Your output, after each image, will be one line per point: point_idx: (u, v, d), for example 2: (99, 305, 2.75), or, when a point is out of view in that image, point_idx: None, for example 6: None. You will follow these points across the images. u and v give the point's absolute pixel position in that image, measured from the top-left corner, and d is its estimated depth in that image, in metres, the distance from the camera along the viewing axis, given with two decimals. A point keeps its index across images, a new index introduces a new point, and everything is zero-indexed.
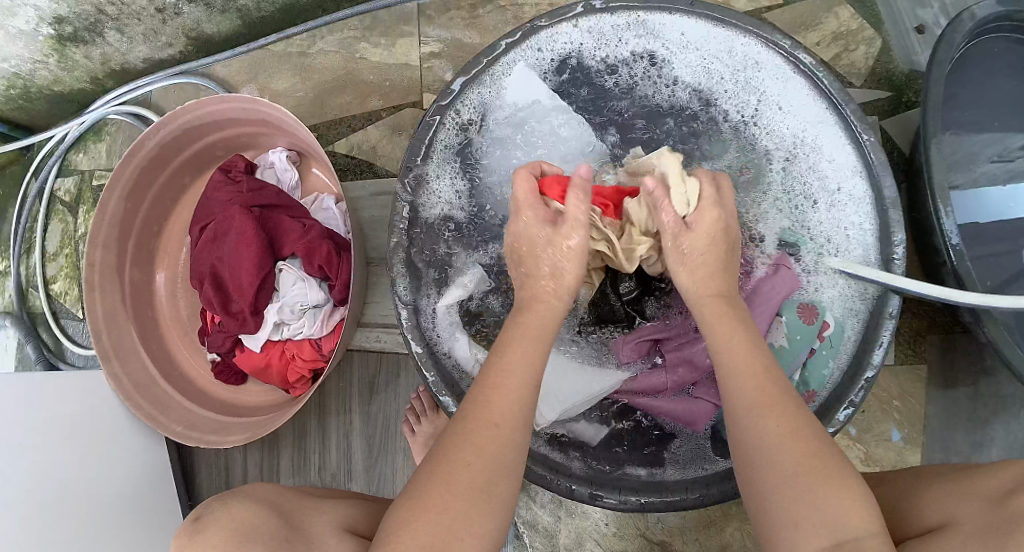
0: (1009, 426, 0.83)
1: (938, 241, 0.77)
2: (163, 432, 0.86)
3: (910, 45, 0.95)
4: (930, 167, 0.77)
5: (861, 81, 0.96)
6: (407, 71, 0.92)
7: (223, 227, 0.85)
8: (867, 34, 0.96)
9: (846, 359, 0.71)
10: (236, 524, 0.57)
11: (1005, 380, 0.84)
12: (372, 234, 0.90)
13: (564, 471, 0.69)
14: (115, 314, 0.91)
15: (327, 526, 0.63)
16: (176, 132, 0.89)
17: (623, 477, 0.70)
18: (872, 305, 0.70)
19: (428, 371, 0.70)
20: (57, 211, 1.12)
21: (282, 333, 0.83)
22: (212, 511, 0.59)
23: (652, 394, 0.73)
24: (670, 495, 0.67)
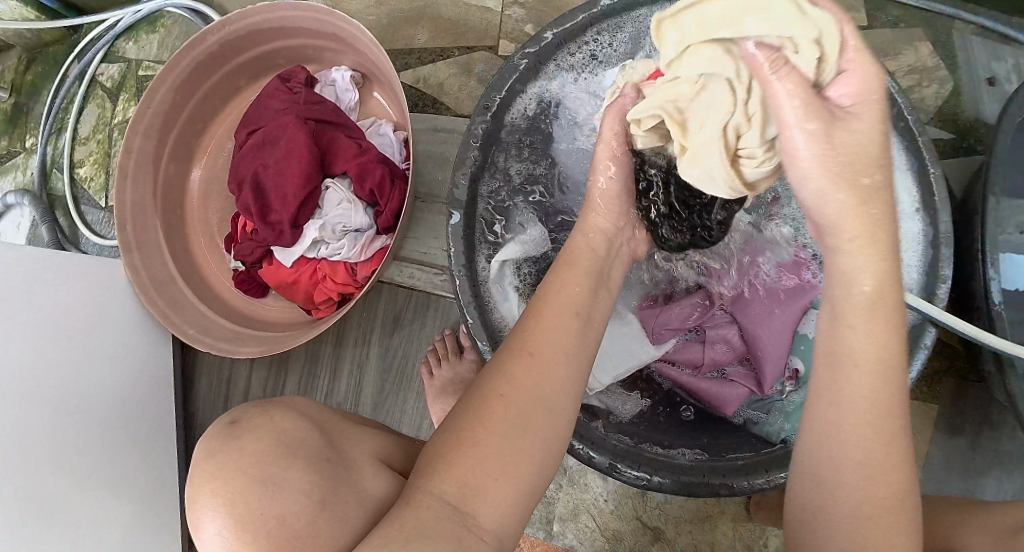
0: (1002, 481, 0.84)
1: (979, 290, 0.75)
2: (175, 332, 0.84)
3: (979, 95, 0.90)
4: (986, 222, 0.74)
5: (928, 118, 0.91)
6: (486, 14, 0.90)
7: (275, 135, 0.83)
8: (941, 74, 0.91)
9: None
10: (277, 432, 0.48)
11: (1008, 435, 0.85)
12: (425, 168, 0.89)
13: (586, 435, 0.67)
14: (144, 205, 0.89)
15: (364, 453, 0.55)
16: (240, 32, 0.87)
17: (642, 450, 0.68)
18: (910, 334, 0.68)
19: (469, 313, 0.68)
20: (96, 95, 1.09)
21: (317, 252, 0.81)
22: (253, 416, 0.49)
23: (688, 369, 0.76)
24: (686, 476, 0.65)
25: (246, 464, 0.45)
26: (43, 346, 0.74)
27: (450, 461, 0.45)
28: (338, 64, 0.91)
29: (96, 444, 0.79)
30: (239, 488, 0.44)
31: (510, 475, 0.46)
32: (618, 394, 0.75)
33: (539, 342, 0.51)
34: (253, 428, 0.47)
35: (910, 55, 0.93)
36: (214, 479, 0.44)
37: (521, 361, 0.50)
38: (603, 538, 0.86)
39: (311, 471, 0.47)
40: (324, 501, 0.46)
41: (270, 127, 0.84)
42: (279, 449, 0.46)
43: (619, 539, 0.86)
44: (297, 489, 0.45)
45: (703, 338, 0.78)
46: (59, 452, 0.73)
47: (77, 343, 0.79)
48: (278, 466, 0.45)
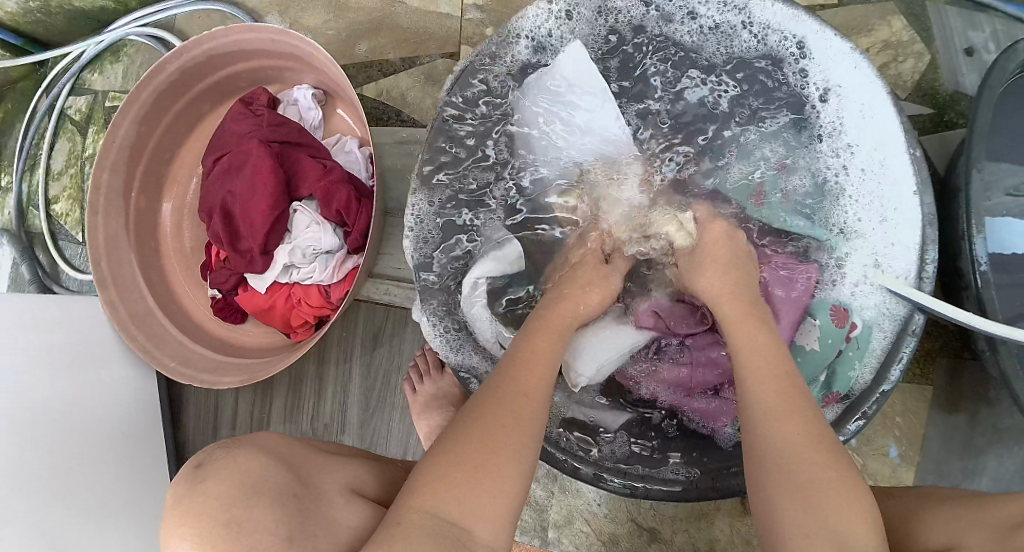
0: (1003, 458, 0.83)
1: (967, 266, 0.74)
2: (156, 366, 0.84)
3: (957, 66, 0.87)
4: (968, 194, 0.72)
5: (905, 94, 0.89)
6: (446, 20, 0.89)
7: (239, 160, 0.82)
8: (917, 47, 0.89)
9: (874, 364, 0.67)
10: (242, 473, 0.48)
11: (1005, 412, 0.84)
12: (394, 182, 0.88)
13: (569, 450, 0.68)
14: (117, 240, 0.88)
15: (334, 484, 0.57)
16: (198, 58, 0.86)
17: (626, 462, 0.68)
18: (900, 326, 0.67)
19: (437, 326, 0.72)
20: (66, 129, 1.09)
21: (290, 276, 0.81)
22: (216, 458, 0.49)
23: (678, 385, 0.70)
24: (671, 484, 0.66)
25: (212, 507, 0.45)
26: (26, 390, 0.74)
27: (443, 479, 0.47)
28: (299, 82, 0.90)
29: (89, 484, 0.79)
30: (204, 531, 0.44)
31: (499, 497, 0.47)
32: (601, 408, 0.72)
33: (530, 377, 0.54)
34: (217, 471, 0.47)
35: (884, 30, 0.90)
36: (178, 525, 0.45)
37: (522, 396, 0.53)
38: (599, 542, 0.85)
39: (277, 507, 0.48)
40: (291, 538, 0.47)
41: (234, 153, 0.83)
42: (244, 489, 0.46)
43: (615, 541, 0.85)
44: (264, 528, 0.45)
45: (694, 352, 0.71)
46: (52, 496, 0.74)
47: (61, 383, 0.79)
48: (244, 504, 0.45)
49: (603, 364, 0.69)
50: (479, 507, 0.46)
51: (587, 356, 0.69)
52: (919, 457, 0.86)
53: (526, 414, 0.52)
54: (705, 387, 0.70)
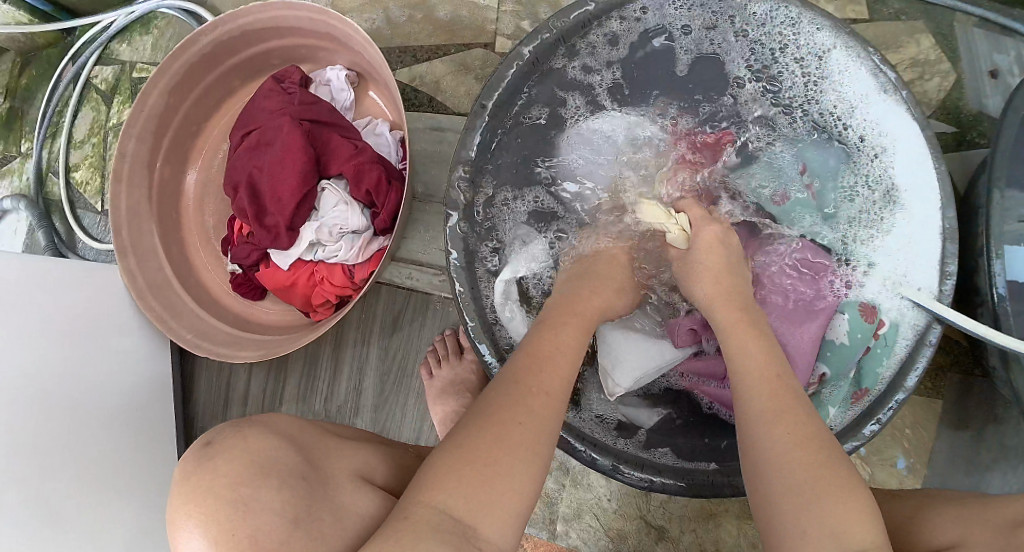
0: (1007, 476, 0.81)
1: (985, 285, 0.73)
2: (173, 337, 0.83)
3: (981, 88, 0.87)
4: (989, 214, 0.71)
5: (928, 112, 0.89)
6: (483, 12, 0.89)
7: (269, 137, 0.82)
8: (944, 67, 0.89)
9: (902, 358, 0.64)
10: (252, 453, 0.45)
11: (1014, 431, 0.82)
12: (421, 168, 0.88)
13: (588, 439, 0.65)
14: (139, 209, 0.88)
15: (344, 468, 0.54)
16: (234, 32, 0.86)
17: (647, 454, 0.66)
18: (919, 337, 0.64)
19: (469, 316, 0.67)
20: (91, 98, 1.08)
21: (314, 254, 0.81)
22: (225, 434, 0.47)
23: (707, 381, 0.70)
24: (691, 480, 0.63)
25: (218, 483, 0.43)
26: (40, 351, 0.73)
27: (455, 478, 0.43)
28: (333, 63, 0.90)
29: (99, 447, 0.78)
30: (211, 509, 0.42)
31: (514, 491, 0.44)
32: (636, 405, 0.72)
33: (541, 380, 0.50)
34: (226, 449, 0.45)
35: (912, 48, 0.91)
36: (191, 499, 0.43)
37: (532, 397, 0.49)
38: (607, 538, 0.85)
39: (287, 488, 0.46)
40: (297, 519, 0.45)
41: (265, 129, 0.83)
42: (253, 469, 0.44)
43: (623, 538, 0.85)
44: (270, 509, 0.44)
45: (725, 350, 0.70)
46: (60, 456, 0.73)
47: (75, 347, 0.78)
48: (252, 485, 0.44)
49: (640, 374, 0.68)
50: (495, 501, 0.43)
51: (624, 366, 0.68)
52: (927, 470, 0.86)
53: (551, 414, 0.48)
54: None
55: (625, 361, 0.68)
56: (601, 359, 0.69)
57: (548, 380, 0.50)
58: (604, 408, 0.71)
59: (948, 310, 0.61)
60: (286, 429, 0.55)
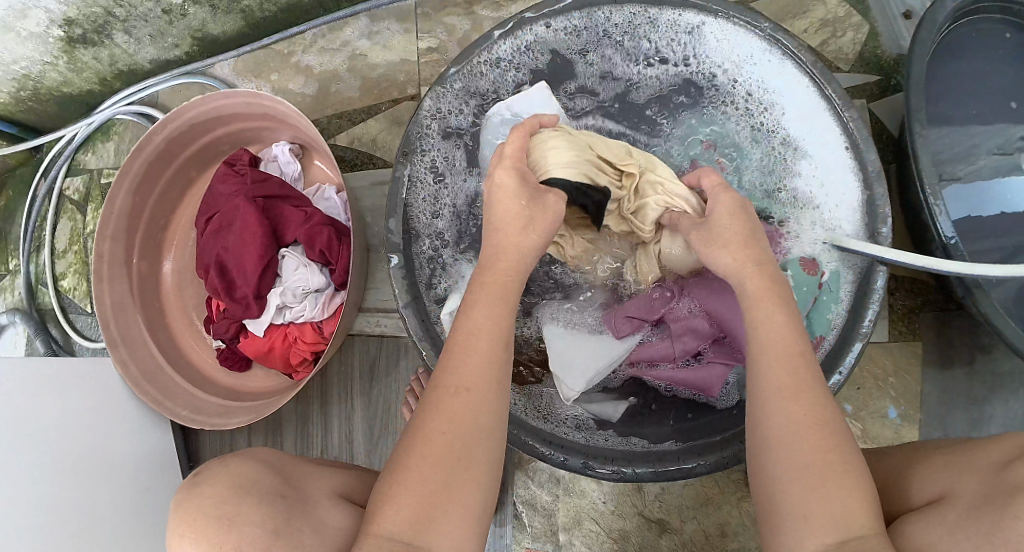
0: (1009, 403, 0.83)
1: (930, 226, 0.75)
2: (169, 416, 0.88)
3: (896, 32, 0.91)
4: (916, 156, 0.74)
5: (848, 66, 0.93)
6: (408, 63, 0.96)
7: (228, 218, 0.89)
8: (853, 21, 0.93)
9: (847, 303, 0.70)
10: (232, 476, 0.54)
11: (1005, 358, 0.84)
12: (373, 221, 0.93)
13: (558, 442, 0.68)
14: (123, 304, 0.93)
15: (323, 489, 0.60)
16: (182, 127, 0.91)
17: (616, 448, 0.69)
18: (861, 279, 0.70)
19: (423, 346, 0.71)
20: (67, 209, 1.15)
21: (284, 317, 0.86)
22: (214, 467, 0.55)
23: (660, 365, 0.71)
24: (659, 464, 0.66)
25: (205, 505, 0.51)
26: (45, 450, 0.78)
27: (392, 500, 0.48)
28: (277, 139, 0.96)
29: (109, 529, 0.82)
30: (201, 527, 0.50)
31: (457, 506, 0.48)
32: (600, 400, 0.73)
33: (465, 373, 0.52)
34: (210, 476, 0.54)
35: (820, 9, 0.94)
36: (180, 523, 0.51)
37: (454, 397, 0.51)
38: (610, 540, 0.85)
39: (266, 504, 0.52)
40: (278, 530, 0.51)
41: (223, 212, 0.89)
42: (234, 490, 0.53)
43: (626, 538, 0.85)
44: (252, 521, 0.51)
45: (669, 332, 0.71)
46: (73, 541, 0.77)
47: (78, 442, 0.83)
48: (234, 501, 0.51)
49: (590, 373, 0.69)
50: (441, 521, 0.47)
51: (574, 370, 0.69)
52: (920, 414, 0.87)
53: (466, 412, 0.51)
54: (687, 356, 0.71)
55: (571, 361, 0.70)
56: (551, 366, 0.70)
57: (470, 374, 0.52)
58: (573, 412, 0.72)
59: (886, 252, 0.66)
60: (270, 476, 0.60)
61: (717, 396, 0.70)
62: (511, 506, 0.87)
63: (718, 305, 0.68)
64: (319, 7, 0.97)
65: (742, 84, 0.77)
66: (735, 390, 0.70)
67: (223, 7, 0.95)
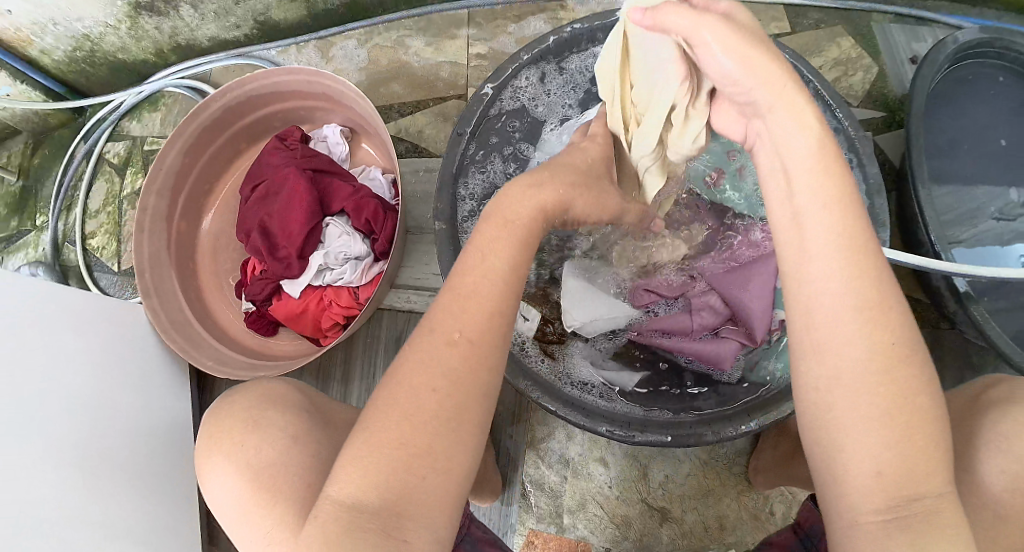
0: None
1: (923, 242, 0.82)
2: (194, 364, 0.91)
3: (903, 73, 1.00)
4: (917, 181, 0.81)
5: (858, 102, 1.00)
6: (456, 67, 1.04)
7: (276, 186, 0.94)
8: (866, 61, 1.01)
9: None
10: (265, 393, 0.58)
11: None
12: (412, 208, 0.99)
13: (576, 404, 0.70)
14: (159, 257, 0.97)
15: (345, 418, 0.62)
16: (241, 96, 0.97)
17: (629, 413, 0.70)
18: None
19: None
20: (105, 171, 1.19)
21: (323, 278, 0.90)
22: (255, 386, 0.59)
23: (677, 338, 0.75)
24: (676, 431, 0.67)
25: (237, 412, 0.56)
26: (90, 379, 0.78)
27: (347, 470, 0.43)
28: (328, 121, 1.02)
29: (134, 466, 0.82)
30: (229, 428, 0.54)
31: (436, 478, 0.43)
32: (617, 370, 0.76)
33: (461, 323, 0.46)
34: (245, 389, 0.59)
35: (834, 50, 1.03)
36: (212, 429, 0.56)
37: (434, 355, 0.45)
38: (613, 524, 0.89)
39: (293, 414, 0.56)
40: (298, 436, 0.54)
41: (271, 181, 0.94)
42: (266, 398, 0.57)
43: (628, 524, 0.89)
44: (275, 427, 0.54)
45: (689, 307, 0.76)
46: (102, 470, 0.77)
47: (110, 376, 0.82)
48: (263, 408, 0.56)
49: (596, 316, 0.75)
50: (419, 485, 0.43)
51: (581, 306, 0.76)
52: None
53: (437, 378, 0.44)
54: (704, 331, 0.75)
55: (586, 304, 0.76)
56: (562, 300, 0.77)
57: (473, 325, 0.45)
58: (590, 380, 0.75)
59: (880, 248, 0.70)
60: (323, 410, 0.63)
61: (722, 371, 0.74)
62: (519, 486, 0.91)
63: (735, 287, 0.74)
64: (379, 8, 1.05)
65: None
66: (741, 367, 0.74)
67: None
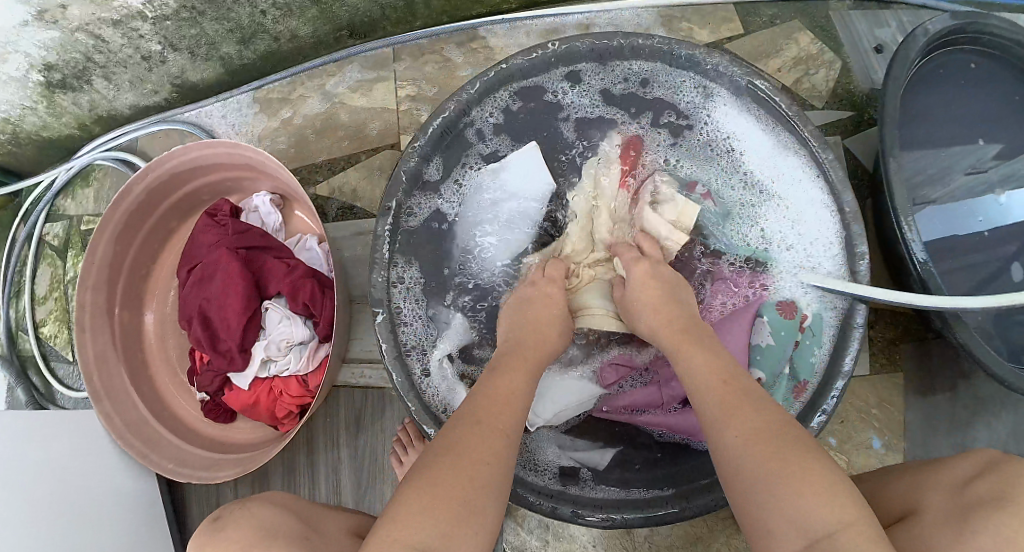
0: (991, 429, 0.84)
1: (906, 260, 0.78)
2: (155, 470, 0.88)
3: (869, 65, 0.96)
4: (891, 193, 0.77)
5: (823, 102, 0.96)
6: (386, 113, 0.97)
7: (210, 270, 0.88)
8: (827, 57, 0.96)
9: (829, 346, 0.74)
10: (255, 525, 0.62)
11: (983, 381, 0.87)
12: (354, 271, 0.94)
13: (546, 492, 0.70)
14: (105, 354, 0.92)
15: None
16: (165, 174, 0.91)
17: (600, 496, 0.71)
18: (843, 316, 0.74)
19: (410, 401, 0.71)
20: (46, 255, 1.14)
21: (268, 370, 0.86)
22: (233, 512, 0.64)
23: (654, 412, 0.75)
24: (649, 511, 0.68)
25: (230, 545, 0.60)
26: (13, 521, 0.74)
27: None
28: (258, 188, 0.95)
29: None
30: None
31: None
32: (584, 447, 0.76)
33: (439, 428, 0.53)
34: (233, 523, 0.62)
35: (792, 48, 0.97)
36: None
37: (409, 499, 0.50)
38: None
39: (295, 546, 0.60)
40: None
41: (206, 264, 0.89)
42: (260, 534, 0.61)
43: None
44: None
45: (659, 379, 0.76)
46: None
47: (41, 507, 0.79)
48: (263, 547, 0.59)
49: (565, 407, 0.75)
50: None
51: (548, 398, 0.75)
52: (905, 443, 0.91)
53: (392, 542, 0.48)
54: (675, 404, 0.74)
55: (549, 394, 0.75)
56: (530, 394, 0.76)
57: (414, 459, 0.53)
58: (557, 461, 0.75)
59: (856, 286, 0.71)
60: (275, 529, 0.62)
61: (699, 440, 0.73)
62: None
63: None
64: (300, 54, 0.99)
65: (704, 116, 0.81)
66: None
67: (203, 55, 0.96)
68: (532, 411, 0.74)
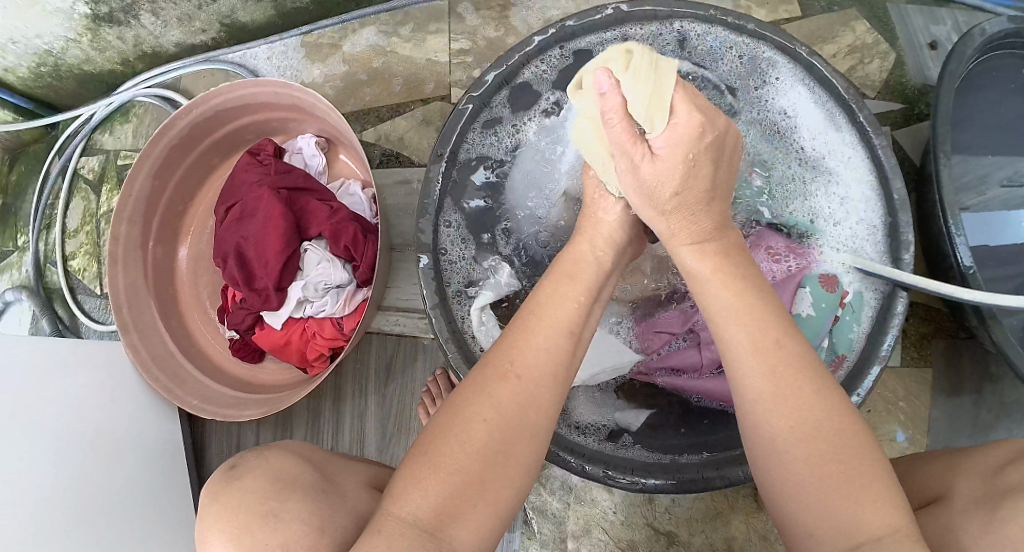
0: (1013, 432, 0.84)
1: (950, 254, 0.77)
2: (179, 404, 0.87)
3: (923, 60, 0.94)
4: (940, 183, 0.77)
5: (874, 93, 0.94)
6: (432, 66, 0.96)
7: (250, 208, 0.87)
8: (882, 48, 0.95)
9: (869, 324, 0.72)
10: (274, 471, 0.51)
11: (1010, 386, 0.85)
12: (396, 220, 0.93)
13: (580, 451, 0.69)
14: (137, 287, 0.92)
15: (355, 481, 0.57)
16: (206, 113, 0.91)
17: (634, 459, 0.69)
18: (883, 298, 0.72)
19: (449, 347, 0.70)
20: (80, 189, 1.14)
21: (303, 311, 0.85)
22: (250, 460, 0.52)
23: (689, 376, 0.74)
24: (683, 477, 0.66)
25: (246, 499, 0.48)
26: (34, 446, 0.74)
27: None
28: (302, 132, 0.96)
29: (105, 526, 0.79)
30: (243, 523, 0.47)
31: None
32: (621, 409, 0.74)
33: (514, 360, 0.48)
34: (252, 469, 0.50)
35: (848, 36, 0.96)
36: (220, 516, 0.47)
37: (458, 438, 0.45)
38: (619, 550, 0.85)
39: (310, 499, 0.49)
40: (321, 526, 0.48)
41: (245, 201, 0.88)
42: (274, 484, 0.49)
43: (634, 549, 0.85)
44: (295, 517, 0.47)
45: (698, 341, 0.74)
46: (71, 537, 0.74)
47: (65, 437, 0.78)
48: (278, 498, 0.48)
49: (599, 370, 0.73)
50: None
51: (581, 361, 0.73)
52: (928, 438, 0.87)
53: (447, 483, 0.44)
54: (715, 367, 0.73)
55: (584, 356, 0.74)
56: None
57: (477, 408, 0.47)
58: (594, 421, 0.73)
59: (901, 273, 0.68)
60: (307, 454, 0.57)
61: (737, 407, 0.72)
62: (521, 512, 0.87)
63: None
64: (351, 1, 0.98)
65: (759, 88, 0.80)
66: None
67: None
68: (568, 371, 0.73)
